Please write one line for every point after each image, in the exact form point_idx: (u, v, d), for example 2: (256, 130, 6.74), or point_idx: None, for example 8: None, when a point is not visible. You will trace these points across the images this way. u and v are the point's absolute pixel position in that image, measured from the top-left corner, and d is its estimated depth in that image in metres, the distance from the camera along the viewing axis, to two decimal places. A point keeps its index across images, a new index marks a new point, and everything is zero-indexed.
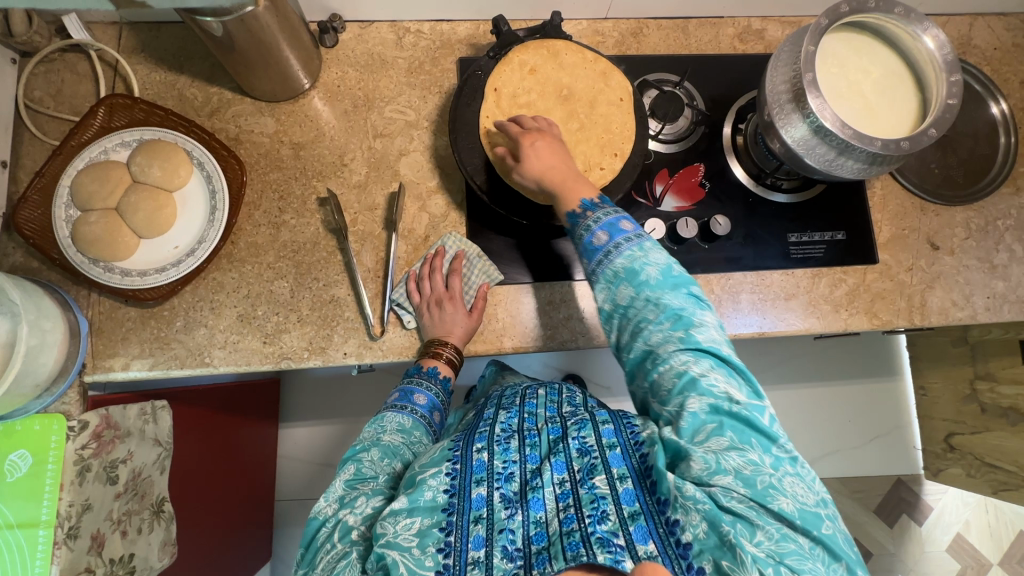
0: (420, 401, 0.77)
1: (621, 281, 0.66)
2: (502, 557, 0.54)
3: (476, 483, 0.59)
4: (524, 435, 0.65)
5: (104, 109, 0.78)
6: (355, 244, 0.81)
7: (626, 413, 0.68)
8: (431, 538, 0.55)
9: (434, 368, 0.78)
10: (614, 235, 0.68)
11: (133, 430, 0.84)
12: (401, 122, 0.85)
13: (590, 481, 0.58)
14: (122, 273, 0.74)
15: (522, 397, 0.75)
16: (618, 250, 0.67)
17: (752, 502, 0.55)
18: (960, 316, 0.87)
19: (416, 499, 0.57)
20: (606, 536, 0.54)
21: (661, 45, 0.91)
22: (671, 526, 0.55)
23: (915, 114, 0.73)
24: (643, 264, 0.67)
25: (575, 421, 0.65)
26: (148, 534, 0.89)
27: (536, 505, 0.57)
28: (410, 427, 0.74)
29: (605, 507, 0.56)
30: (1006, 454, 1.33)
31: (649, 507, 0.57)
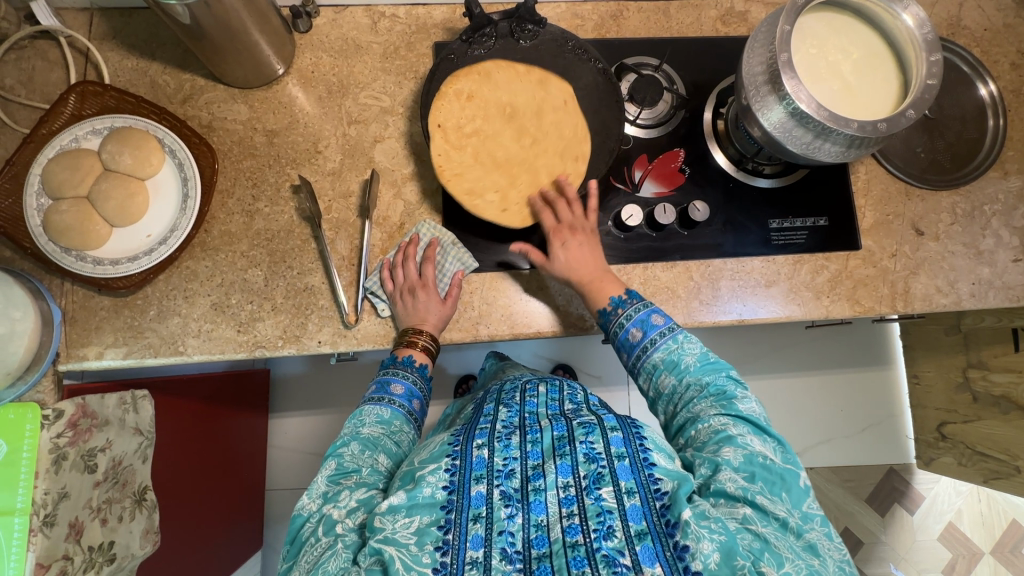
0: (397, 391, 0.76)
1: (659, 368, 0.72)
2: (501, 559, 0.53)
3: (475, 480, 0.59)
4: (525, 431, 0.65)
5: (74, 96, 0.77)
6: (329, 232, 0.80)
7: (635, 422, 0.67)
8: (430, 536, 0.55)
9: (409, 357, 0.77)
10: (649, 330, 0.73)
11: (112, 419, 0.85)
12: (376, 108, 0.84)
13: (596, 492, 0.57)
14: (94, 262, 0.74)
15: (523, 394, 0.75)
16: (654, 344, 0.73)
17: (782, 535, 0.56)
18: (944, 303, 0.86)
19: (415, 496, 0.57)
20: (611, 554, 0.53)
21: (641, 28, 0.89)
22: (680, 551, 0.53)
23: (895, 96, 0.71)
24: (681, 352, 0.72)
25: (583, 426, 0.64)
26: (129, 522, 0.89)
27: (538, 508, 0.57)
28: (389, 418, 0.73)
29: (611, 522, 0.55)
30: (998, 442, 1.32)
31: (656, 528, 0.55)
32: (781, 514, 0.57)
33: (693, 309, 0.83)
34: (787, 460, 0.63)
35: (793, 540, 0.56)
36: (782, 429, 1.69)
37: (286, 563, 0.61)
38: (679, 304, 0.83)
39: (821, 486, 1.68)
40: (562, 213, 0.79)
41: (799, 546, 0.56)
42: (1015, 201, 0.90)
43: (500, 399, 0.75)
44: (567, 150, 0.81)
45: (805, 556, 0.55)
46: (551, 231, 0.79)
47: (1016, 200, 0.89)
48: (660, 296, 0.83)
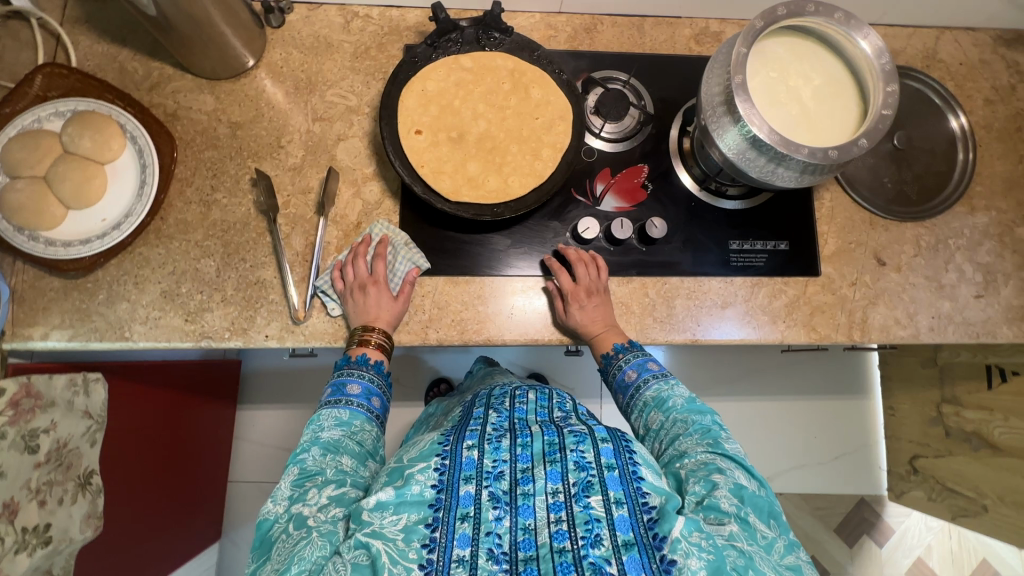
0: (354, 391, 0.72)
1: (649, 406, 0.73)
2: (487, 559, 0.52)
3: (464, 480, 0.57)
4: (516, 435, 0.64)
5: (41, 77, 0.78)
6: (284, 227, 0.80)
7: (625, 436, 0.66)
8: (416, 535, 0.53)
9: (363, 356, 0.75)
10: (643, 372, 0.76)
11: (58, 401, 0.85)
12: (342, 106, 0.84)
13: (585, 500, 0.56)
14: (47, 243, 0.74)
15: (512, 400, 0.74)
16: (646, 385, 0.75)
17: (765, 555, 0.56)
18: (902, 334, 0.85)
19: (403, 493, 0.56)
20: (598, 563, 0.51)
21: (614, 43, 0.90)
22: (667, 564, 0.52)
23: (854, 123, 0.71)
24: (670, 393, 0.73)
25: (574, 434, 0.63)
26: (70, 506, 0.88)
27: (526, 512, 0.55)
28: (349, 420, 0.69)
29: (599, 531, 0.53)
30: (966, 479, 1.34)
31: (643, 540, 0.54)
32: (767, 536, 0.58)
33: (647, 327, 0.82)
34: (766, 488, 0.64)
35: (775, 560, 0.56)
36: (756, 453, 1.67)
37: (252, 565, 0.58)
38: (632, 319, 0.83)
39: (790, 512, 1.67)
40: (580, 275, 0.79)
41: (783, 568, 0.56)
42: (980, 237, 0.89)
43: (489, 403, 0.73)
44: (527, 165, 0.77)
45: None
46: (569, 289, 0.78)
47: (982, 236, 0.89)
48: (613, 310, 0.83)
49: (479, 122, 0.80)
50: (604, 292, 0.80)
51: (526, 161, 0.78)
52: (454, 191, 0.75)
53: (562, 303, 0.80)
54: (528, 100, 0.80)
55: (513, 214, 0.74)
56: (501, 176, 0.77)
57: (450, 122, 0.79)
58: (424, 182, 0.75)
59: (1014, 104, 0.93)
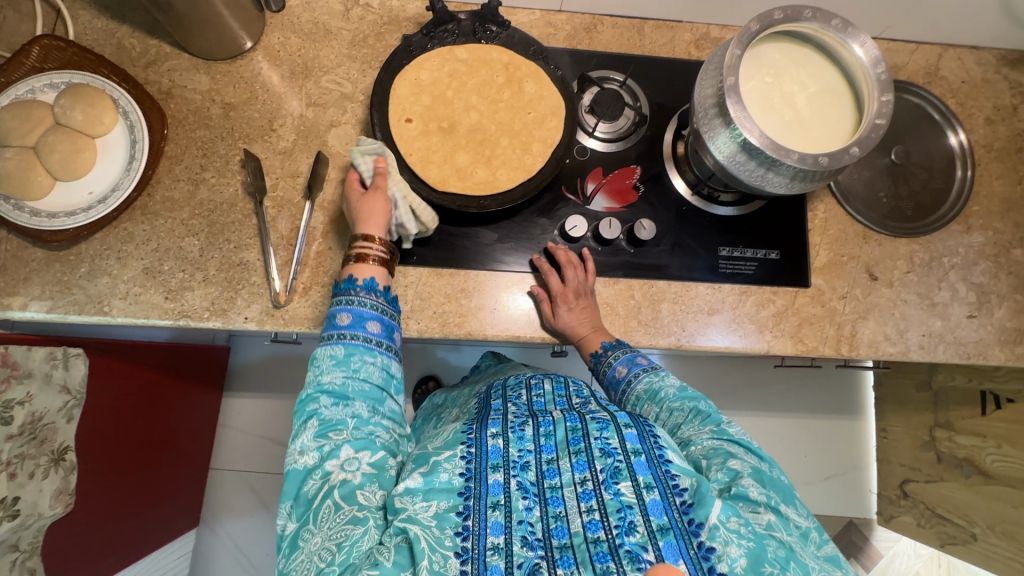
0: (343, 321, 0.67)
1: (642, 399, 0.73)
2: (522, 546, 0.51)
3: (492, 469, 0.56)
4: (538, 421, 0.62)
5: (38, 49, 0.78)
6: (271, 210, 0.80)
7: (647, 420, 0.64)
8: (449, 523, 0.53)
9: (350, 279, 0.70)
10: (633, 367, 0.75)
11: (36, 372, 0.85)
12: (337, 93, 0.84)
13: (614, 486, 0.55)
14: (31, 213, 0.74)
15: (528, 392, 0.72)
16: (637, 378, 0.74)
17: (802, 544, 0.55)
18: (891, 351, 0.84)
19: (432, 481, 0.56)
20: (635, 550, 0.51)
21: (613, 44, 0.89)
22: (705, 551, 0.51)
23: (848, 133, 0.70)
24: (661, 384, 0.72)
25: (597, 420, 0.61)
26: (40, 481, 0.88)
27: (555, 502, 0.55)
28: (345, 357, 0.65)
29: (632, 518, 0.53)
30: (956, 507, 1.32)
31: (679, 525, 0.53)
32: (800, 524, 0.57)
33: (631, 329, 0.82)
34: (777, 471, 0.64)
35: (812, 551, 0.56)
36: None
37: (291, 525, 0.58)
38: (617, 321, 0.82)
39: None
40: (569, 277, 0.78)
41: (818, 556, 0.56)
42: (976, 257, 0.88)
43: (506, 395, 0.71)
44: (516, 159, 0.77)
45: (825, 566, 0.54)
46: (557, 292, 0.77)
47: (977, 255, 0.88)
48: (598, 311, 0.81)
49: (471, 113, 0.80)
50: (591, 294, 0.79)
51: (515, 156, 0.78)
52: (441, 180, 0.75)
53: (549, 306, 0.79)
54: (520, 95, 0.80)
55: (499, 207, 0.74)
56: (490, 169, 0.77)
57: (441, 112, 0.78)
58: (412, 170, 0.76)
59: (1016, 124, 0.92)
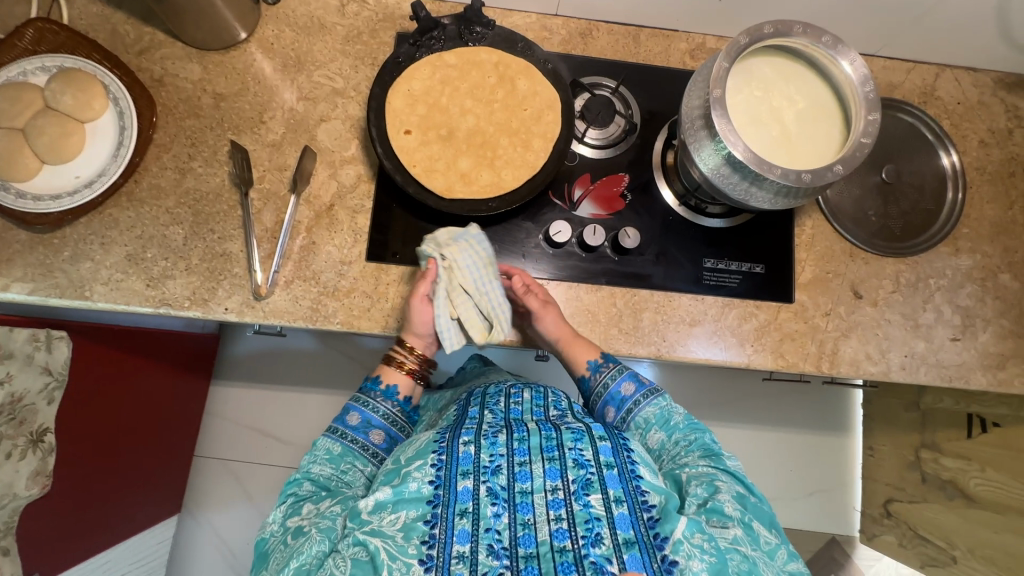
0: (354, 421, 0.76)
1: (649, 424, 0.75)
2: (488, 554, 0.55)
3: (462, 475, 0.60)
4: (512, 430, 0.67)
5: (32, 31, 0.78)
6: (257, 201, 0.80)
7: (622, 435, 0.69)
8: (416, 531, 0.56)
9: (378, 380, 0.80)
10: (641, 385, 0.77)
11: (17, 354, 0.86)
12: (328, 88, 0.84)
13: (585, 498, 0.59)
14: (17, 195, 0.74)
15: (507, 399, 0.76)
16: (645, 398, 0.76)
17: (769, 561, 0.58)
18: (872, 371, 0.84)
19: (402, 491, 0.59)
20: (599, 562, 0.55)
21: (608, 50, 0.89)
22: (667, 564, 0.55)
23: (835, 150, 0.70)
24: (670, 409, 0.76)
25: (573, 431, 0.66)
26: (17, 462, 0.88)
27: (524, 509, 0.58)
28: (339, 456, 0.73)
29: (599, 530, 0.57)
30: (938, 528, 1.31)
31: (645, 538, 0.56)
32: (770, 543, 0.60)
33: (612, 337, 0.81)
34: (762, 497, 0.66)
35: (779, 566, 0.58)
36: None
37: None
38: (597, 329, 0.81)
39: None
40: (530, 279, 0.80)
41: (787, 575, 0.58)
42: (962, 280, 0.87)
43: (484, 402, 0.75)
44: (519, 157, 0.76)
45: None
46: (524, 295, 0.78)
47: (964, 278, 0.87)
48: (579, 317, 0.81)
49: (468, 117, 0.78)
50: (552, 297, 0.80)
51: (517, 153, 0.76)
52: (447, 189, 0.74)
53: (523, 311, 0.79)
54: (514, 93, 0.78)
55: (509, 207, 0.72)
56: (494, 170, 0.75)
57: (439, 120, 0.76)
58: (416, 181, 0.73)
59: (1010, 148, 0.92)
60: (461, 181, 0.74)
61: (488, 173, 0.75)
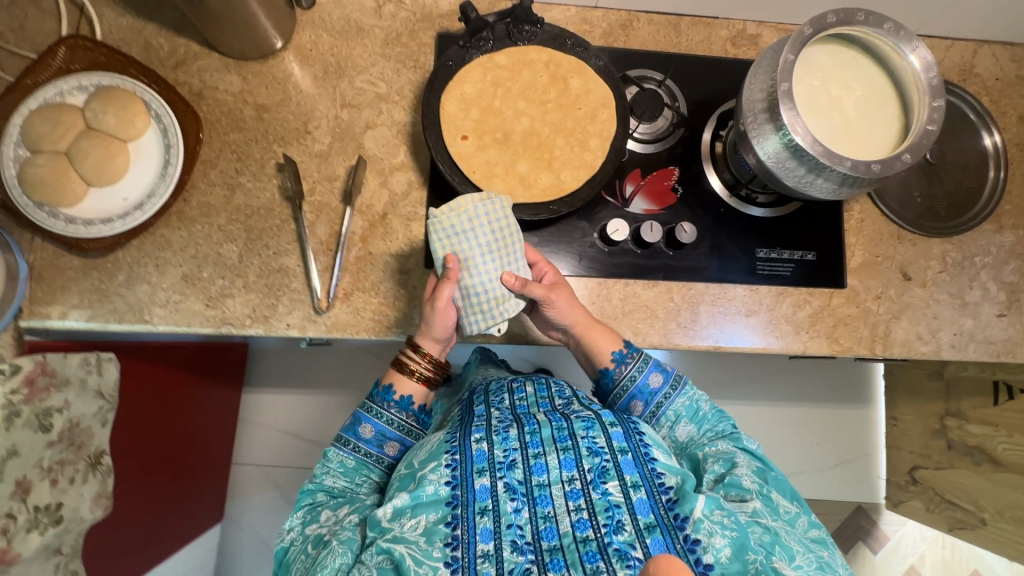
0: (366, 434, 0.74)
1: (680, 416, 0.77)
2: (512, 550, 0.56)
3: (479, 473, 0.61)
4: (523, 423, 0.68)
5: (64, 50, 0.76)
6: (310, 214, 0.79)
7: (631, 419, 0.70)
8: (438, 534, 0.57)
9: (387, 388, 0.76)
10: (668, 376, 0.78)
11: (73, 379, 0.84)
12: (371, 93, 0.83)
13: (602, 485, 0.60)
14: (66, 220, 0.73)
15: (511, 395, 0.77)
16: (675, 390, 0.78)
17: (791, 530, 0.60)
18: (924, 350, 0.85)
19: (419, 495, 0.59)
20: (623, 548, 0.56)
21: (650, 41, 0.88)
22: (691, 544, 0.56)
23: (895, 137, 0.70)
24: (698, 400, 0.78)
25: (583, 420, 0.67)
26: (81, 485, 0.87)
27: (543, 502, 0.60)
28: (354, 469, 0.74)
29: (620, 517, 0.58)
30: (966, 492, 1.35)
31: (665, 521, 0.58)
32: (790, 512, 0.63)
33: (671, 331, 0.82)
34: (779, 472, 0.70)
35: (801, 534, 0.61)
36: None
37: None
38: (656, 324, 0.82)
39: None
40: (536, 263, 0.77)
41: (811, 542, 0.60)
42: (1006, 256, 0.88)
43: (489, 400, 0.76)
44: (577, 157, 0.75)
45: (813, 547, 0.59)
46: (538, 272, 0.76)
47: (1008, 255, 0.89)
48: (638, 314, 0.82)
49: (522, 119, 0.76)
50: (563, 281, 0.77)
51: (575, 154, 0.75)
52: (509, 194, 0.73)
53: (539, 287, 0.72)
54: (568, 91, 0.77)
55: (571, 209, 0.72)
56: (552, 172, 0.75)
57: (493, 123, 0.75)
58: (476, 187, 0.73)
59: None
60: (520, 185, 0.74)
61: (545, 174, 0.74)
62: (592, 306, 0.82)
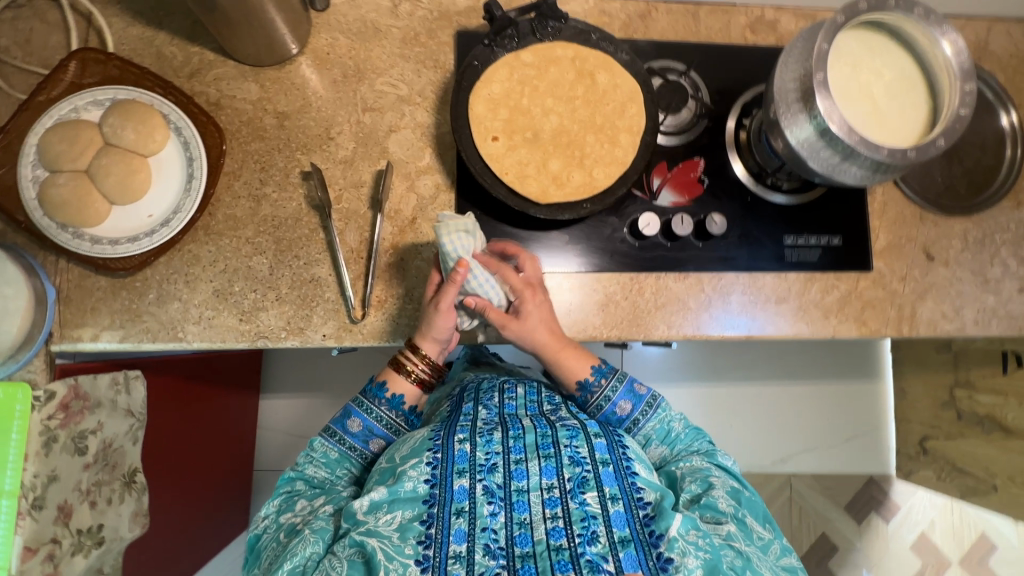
0: (354, 428, 0.75)
1: (651, 438, 0.77)
2: (484, 554, 0.55)
3: (458, 474, 0.61)
4: (507, 427, 0.68)
5: (75, 63, 0.73)
6: (338, 223, 0.78)
7: (615, 432, 0.71)
8: (412, 531, 0.57)
9: (379, 386, 0.76)
10: (638, 401, 0.77)
11: (103, 401, 0.82)
12: (393, 96, 0.81)
13: (580, 496, 0.60)
14: (92, 241, 0.71)
15: (502, 396, 0.78)
16: (648, 413, 0.78)
17: (762, 555, 0.61)
18: (948, 328, 0.87)
19: (397, 491, 0.59)
20: (595, 560, 0.55)
21: (669, 31, 0.87)
22: (664, 561, 0.55)
23: (924, 123, 0.70)
24: (670, 421, 0.78)
25: (567, 428, 0.67)
26: (119, 505, 0.87)
27: (520, 507, 0.59)
28: (336, 461, 0.74)
29: (595, 528, 0.57)
30: (976, 459, 1.38)
31: (640, 536, 0.57)
32: (763, 538, 0.63)
33: (702, 321, 0.83)
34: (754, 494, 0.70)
35: (772, 561, 0.61)
36: (764, 437, 1.71)
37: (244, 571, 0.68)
38: (688, 316, 0.82)
39: (803, 492, 1.71)
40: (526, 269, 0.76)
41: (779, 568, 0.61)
42: None
43: (478, 400, 0.77)
44: (607, 154, 0.75)
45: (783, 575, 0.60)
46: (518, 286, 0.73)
47: None
48: (671, 307, 0.82)
49: (551, 117, 0.77)
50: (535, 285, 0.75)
51: (605, 150, 0.75)
52: (542, 194, 0.73)
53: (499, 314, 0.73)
54: (595, 87, 0.77)
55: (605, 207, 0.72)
56: (584, 170, 0.75)
57: (522, 122, 0.76)
58: (509, 188, 0.73)
59: None
60: (552, 183, 0.74)
61: (576, 172, 0.74)
62: (624, 301, 0.82)
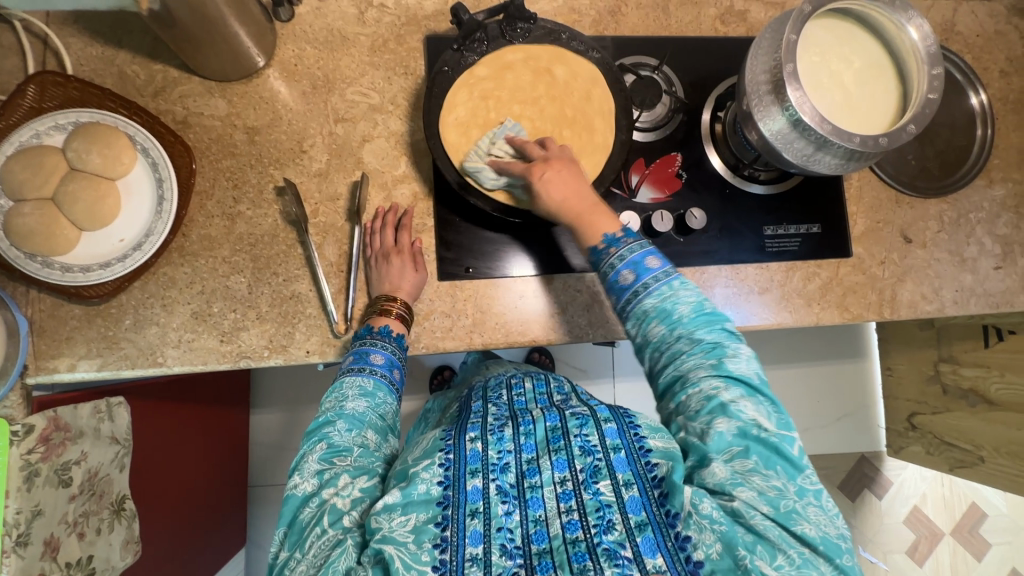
0: (378, 360, 0.70)
1: (650, 316, 0.63)
2: (501, 555, 0.52)
3: (471, 474, 0.56)
4: (518, 423, 0.63)
5: (34, 87, 0.71)
6: (316, 237, 0.77)
7: (628, 412, 0.64)
8: (427, 535, 0.52)
9: (387, 326, 0.72)
10: (641, 273, 0.63)
11: (86, 430, 0.81)
12: (364, 105, 0.80)
13: (594, 485, 0.55)
14: (62, 269, 0.69)
15: (510, 392, 0.74)
16: (647, 288, 0.63)
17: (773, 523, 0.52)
18: (929, 309, 0.87)
19: (410, 493, 0.54)
20: (612, 547, 0.51)
21: (640, 26, 0.87)
22: (682, 541, 0.52)
23: (894, 108, 0.71)
24: (675, 300, 0.62)
25: (576, 417, 0.61)
26: (108, 534, 0.86)
27: (535, 504, 0.55)
28: (374, 390, 0.67)
29: (612, 516, 0.53)
30: (962, 433, 1.40)
31: (658, 519, 0.53)
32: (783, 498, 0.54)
33: None
34: (782, 422, 0.58)
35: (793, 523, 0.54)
36: None
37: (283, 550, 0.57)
38: None
39: None
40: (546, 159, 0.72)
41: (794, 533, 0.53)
42: (999, 210, 0.91)
43: (487, 397, 0.74)
44: (583, 154, 0.76)
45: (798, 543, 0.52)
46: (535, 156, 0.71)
47: (1000, 208, 0.91)
48: None
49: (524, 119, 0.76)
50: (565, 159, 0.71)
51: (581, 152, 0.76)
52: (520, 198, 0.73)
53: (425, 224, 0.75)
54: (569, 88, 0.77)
55: None
56: None
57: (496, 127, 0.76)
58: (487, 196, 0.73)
59: None
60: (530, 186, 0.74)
61: None
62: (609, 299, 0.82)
